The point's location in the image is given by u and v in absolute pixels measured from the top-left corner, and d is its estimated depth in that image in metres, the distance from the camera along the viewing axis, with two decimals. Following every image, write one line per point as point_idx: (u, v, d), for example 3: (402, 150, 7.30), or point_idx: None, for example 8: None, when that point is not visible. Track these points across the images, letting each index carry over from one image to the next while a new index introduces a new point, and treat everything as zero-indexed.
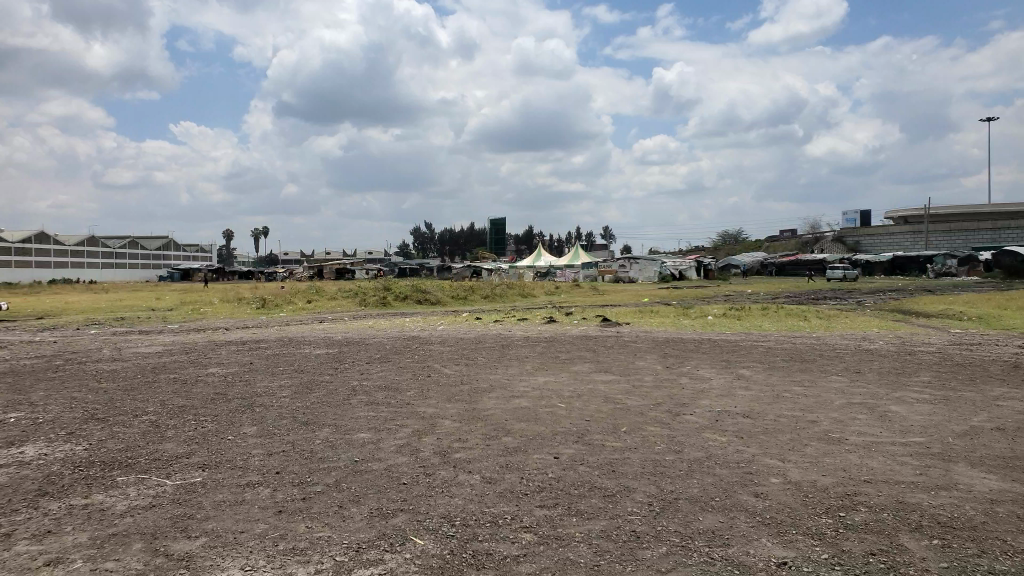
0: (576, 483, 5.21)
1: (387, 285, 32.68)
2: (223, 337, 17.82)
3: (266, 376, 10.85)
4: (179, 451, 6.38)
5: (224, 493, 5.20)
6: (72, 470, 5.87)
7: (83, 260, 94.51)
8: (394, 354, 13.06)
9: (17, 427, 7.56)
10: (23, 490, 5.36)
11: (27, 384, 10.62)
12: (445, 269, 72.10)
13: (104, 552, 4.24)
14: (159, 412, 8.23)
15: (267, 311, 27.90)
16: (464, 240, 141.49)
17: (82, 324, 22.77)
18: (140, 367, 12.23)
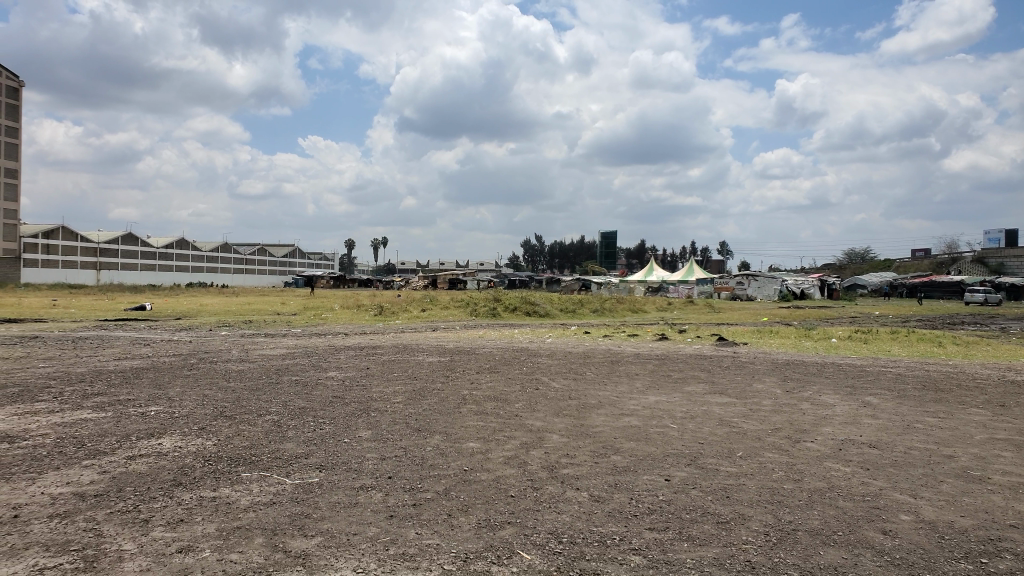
0: (687, 507, 5.06)
1: (497, 296, 33.16)
2: (340, 342, 18.56)
3: (380, 381, 11.19)
4: (299, 451, 6.66)
5: (339, 495, 5.38)
6: (203, 463, 6.25)
7: (218, 265, 101.38)
8: (504, 365, 13.20)
9: (156, 420, 8.13)
10: (160, 479, 5.76)
11: (165, 379, 11.43)
12: (555, 282, 72.40)
13: (229, 543, 4.48)
14: (281, 412, 8.64)
15: (383, 317, 28.95)
16: (575, 253, 141.52)
17: (215, 326, 24.45)
18: (265, 368, 12.95)
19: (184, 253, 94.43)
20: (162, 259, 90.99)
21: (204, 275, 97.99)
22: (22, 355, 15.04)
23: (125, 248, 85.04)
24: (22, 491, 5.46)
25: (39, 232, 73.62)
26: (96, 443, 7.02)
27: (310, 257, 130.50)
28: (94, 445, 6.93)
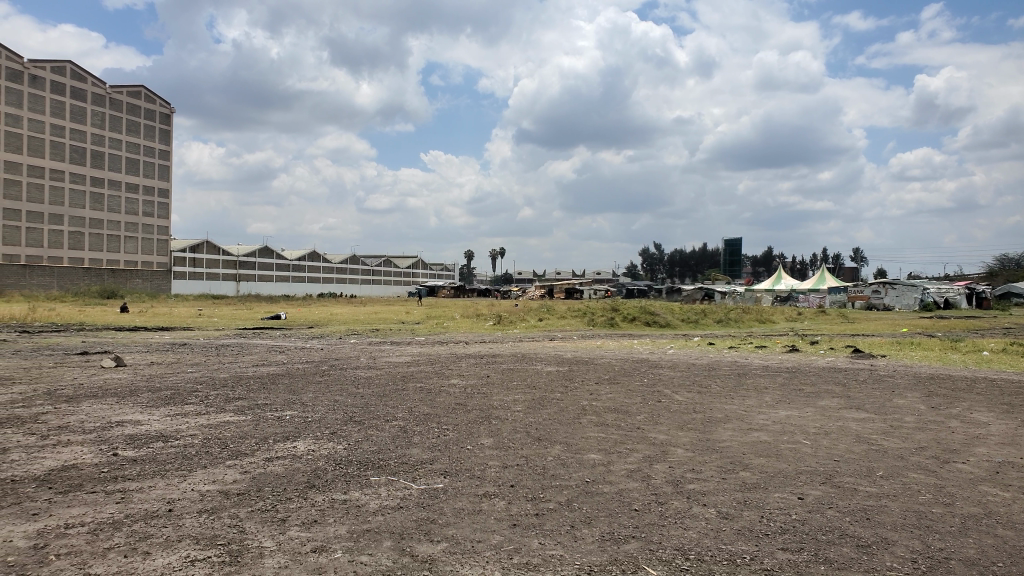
0: (823, 527, 4.79)
1: (616, 306, 32.78)
2: (461, 350, 18.94)
3: (502, 389, 11.30)
4: (424, 457, 6.83)
5: (463, 501, 5.46)
6: (335, 466, 6.51)
7: (346, 275, 106.12)
8: (624, 376, 13.05)
9: (291, 424, 8.56)
10: (295, 481, 6.04)
11: (299, 385, 12.04)
12: (675, 292, 70.98)
13: (359, 545, 4.62)
14: (407, 417, 8.90)
15: (501, 326, 29.30)
16: (697, 262, 138.14)
17: (345, 334, 25.56)
18: (391, 375, 13.37)
19: (315, 265, 99.48)
20: (296, 271, 96.10)
21: (333, 285, 102.83)
22: (174, 360, 16.29)
23: (263, 260, 90.48)
24: (174, 487, 5.87)
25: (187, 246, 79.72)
26: (238, 444, 7.48)
27: (432, 267, 134.21)
28: (237, 446, 7.38)
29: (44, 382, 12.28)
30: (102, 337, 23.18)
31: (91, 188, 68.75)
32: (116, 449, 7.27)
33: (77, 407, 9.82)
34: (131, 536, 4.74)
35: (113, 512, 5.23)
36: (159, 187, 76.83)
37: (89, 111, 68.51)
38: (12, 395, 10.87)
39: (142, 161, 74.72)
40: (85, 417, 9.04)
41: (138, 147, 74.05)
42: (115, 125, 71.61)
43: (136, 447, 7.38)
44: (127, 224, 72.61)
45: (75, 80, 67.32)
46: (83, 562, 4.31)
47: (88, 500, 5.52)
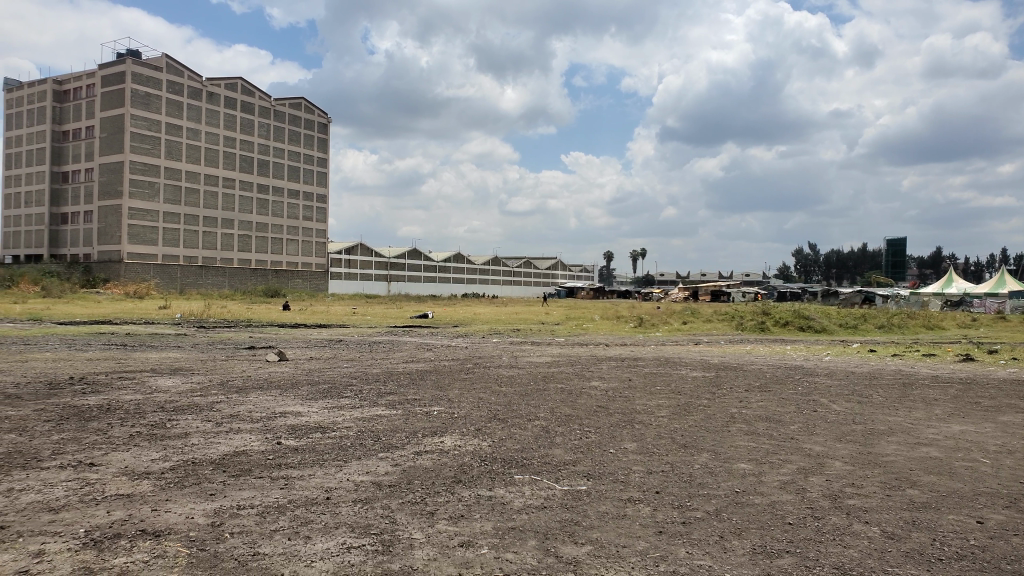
0: (1008, 557, 4.34)
1: (767, 309, 31.39)
2: (602, 352, 18.82)
3: (644, 394, 11.09)
4: (567, 458, 6.83)
5: (608, 506, 5.40)
6: (480, 463, 6.64)
7: (489, 276, 108.48)
8: (776, 383, 12.43)
9: (438, 420, 8.83)
10: (442, 475, 6.22)
11: (445, 382, 12.40)
12: (830, 295, 67.04)
13: (504, 543, 4.68)
14: (549, 418, 8.95)
15: (644, 329, 28.90)
16: (855, 263, 129.88)
17: (488, 333, 26.07)
18: (534, 375, 13.49)
19: (460, 266, 102.47)
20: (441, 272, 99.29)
21: (476, 286, 105.48)
22: (331, 356, 17.28)
23: (411, 261, 94.17)
24: (332, 476, 6.21)
25: (342, 248, 84.58)
26: (389, 437, 7.80)
27: (572, 268, 134.50)
28: (388, 439, 7.70)
29: (218, 373, 13.38)
30: (267, 333, 24.98)
31: (258, 195, 74.22)
32: (279, 437, 7.80)
33: (246, 397, 10.63)
34: (294, 521, 5.05)
35: (278, 497, 5.60)
36: (317, 193, 81.78)
37: (256, 123, 73.92)
38: (190, 384, 11.91)
39: (302, 169, 79.84)
40: (254, 407, 9.76)
41: (299, 155, 79.23)
42: (278, 135, 76.85)
43: (297, 437, 7.86)
44: (289, 227, 77.91)
45: (245, 95, 72.87)
46: (252, 542, 4.64)
47: (256, 485, 5.93)
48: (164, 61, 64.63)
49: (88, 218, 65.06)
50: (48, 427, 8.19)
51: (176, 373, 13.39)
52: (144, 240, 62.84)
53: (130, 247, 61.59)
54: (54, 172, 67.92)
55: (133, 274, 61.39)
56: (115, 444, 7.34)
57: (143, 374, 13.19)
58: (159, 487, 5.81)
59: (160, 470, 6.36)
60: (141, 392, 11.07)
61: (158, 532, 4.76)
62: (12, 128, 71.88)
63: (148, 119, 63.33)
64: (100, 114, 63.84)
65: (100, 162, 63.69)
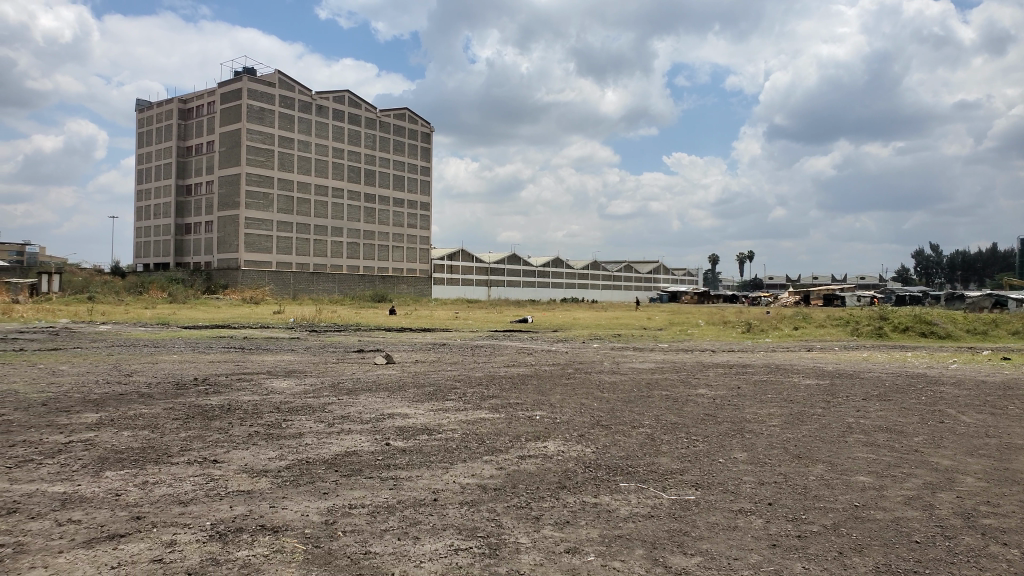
0: None
1: (885, 314, 29.74)
2: (707, 358, 18.38)
3: (753, 402, 10.70)
4: (673, 467, 6.68)
5: (718, 516, 5.24)
6: (584, 469, 6.60)
7: (589, 281, 107.96)
8: (897, 393, 11.74)
9: (541, 424, 8.84)
10: (547, 480, 6.22)
11: (548, 387, 12.41)
12: (955, 298, 62.86)
13: (611, 550, 4.63)
14: (654, 426, 8.79)
15: (752, 335, 28.01)
16: (983, 265, 121.31)
17: (590, 338, 25.94)
18: (637, 381, 13.28)
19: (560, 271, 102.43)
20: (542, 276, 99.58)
21: (577, 291, 105.19)
22: (435, 359, 17.63)
23: (511, 266, 94.87)
24: (439, 478, 6.32)
25: (444, 254, 86.29)
26: (493, 441, 7.86)
27: (675, 272, 132.06)
28: (492, 442, 7.77)
29: (329, 376, 13.91)
30: (374, 336, 25.80)
31: (365, 203, 76.72)
32: (388, 439, 8.01)
33: (356, 399, 11.00)
34: (403, 521, 5.16)
35: (388, 497, 5.74)
36: (420, 200, 83.76)
37: (362, 134, 76.48)
38: (304, 386, 12.46)
39: (406, 177, 81.98)
40: (362, 409, 10.07)
41: (403, 164, 81.38)
42: (384, 145, 79.16)
43: (404, 438, 8.03)
44: (393, 234, 80.13)
45: (352, 107, 75.52)
46: (363, 541, 4.76)
47: (366, 484, 6.12)
48: (277, 77, 67.88)
49: (209, 227, 69.13)
50: (176, 425, 8.72)
51: (290, 375, 14.01)
52: (260, 248, 66.17)
53: (247, 254, 65.03)
54: (179, 185, 72.53)
55: (249, 281, 64.79)
56: (237, 442, 7.74)
57: (262, 376, 13.89)
58: (277, 484, 6.07)
59: (278, 467, 6.66)
60: (259, 392, 11.64)
61: (276, 527, 4.98)
62: (143, 145, 77.36)
63: (263, 133, 66.70)
64: (220, 129, 67.74)
65: (220, 175, 67.58)
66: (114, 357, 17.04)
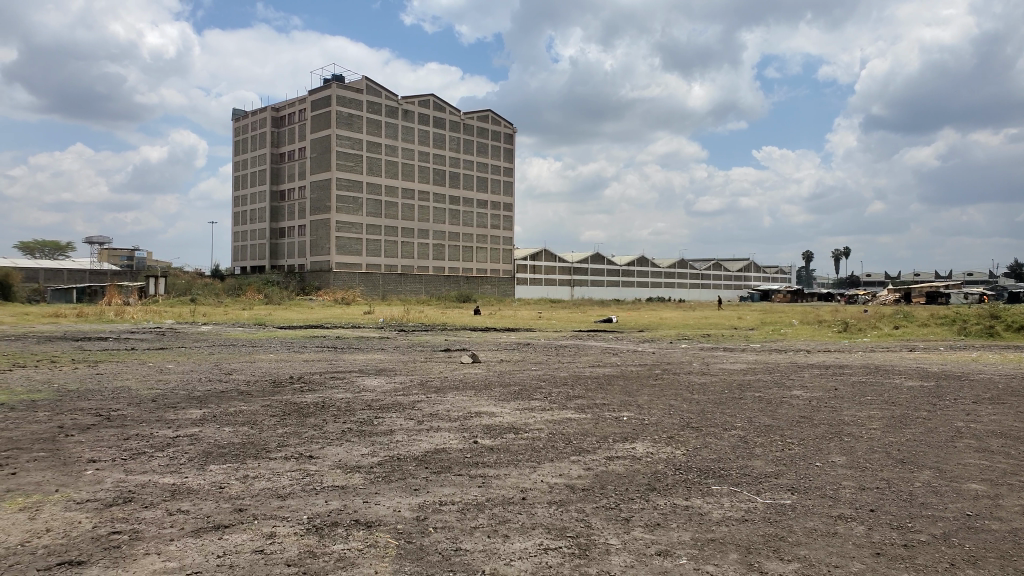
0: None
1: (995, 311, 27.98)
2: (802, 359, 17.77)
3: (852, 405, 10.26)
4: (768, 470, 6.49)
5: (816, 522, 5.05)
6: (674, 471, 6.48)
7: (675, 280, 106.17)
8: (1011, 396, 11.01)
9: (629, 426, 8.73)
10: (636, 482, 6.15)
11: (635, 388, 12.24)
12: None
13: (704, 554, 4.53)
14: (746, 428, 8.54)
15: (849, 335, 26.90)
16: None
17: (678, 338, 25.47)
18: (728, 383, 12.95)
19: (645, 269, 101.10)
20: (626, 276, 98.54)
21: (662, 290, 103.60)
22: (521, 358, 17.71)
23: (596, 266, 94.27)
24: (527, 476, 6.34)
25: (528, 254, 86.60)
26: (580, 441, 7.82)
27: (766, 270, 128.18)
28: (579, 442, 7.73)
29: (417, 374, 14.17)
30: (460, 336, 26.15)
31: (450, 205, 77.80)
32: (476, 437, 8.09)
33: (444, 397, 11.15)
34: (493, 519, 5.19)
35: (476, 494, 5.79)
36: (504, 201, 84.31)
37: (447, 137, 77.51)
38: (394, 384, 12.75)
39: (490, 178, 82.56)
40: (451, 407, 10.20)
41: (487, 165, 82.06)
42: (467, 147, 80.00)
43: (492, 437, 8.09)
44: (477, 235, 80.96)
45: (437, 110, 76.65)
46: (454, 538, 4.82)
47: (456, 481, 6.19)
48: (364, 83, 69.61)
49: (301, 231, 71.68)
50: (274, 421, 9.07)
51: (381, 373, 14.35)
52: (350, 250, 68.13)
53: (338, 257, 67.09)
54: (273, 191, 75.45)
55: (340, 283, 66.85)
56: (331, 438, 7.98)
57: (353, 374, 14.28)
58: (370, 480, 6.22)
59: (371, 463, 6.82)
60: (351, 390, 11.96)
61: (369, 522, 5.10)
62: (240, 152, 80.83)
63: (352, 138, 68.60)
64: (311, 136, 70.06)
65: (311, 180, 69.93)
66: (215, 355, 17.84)
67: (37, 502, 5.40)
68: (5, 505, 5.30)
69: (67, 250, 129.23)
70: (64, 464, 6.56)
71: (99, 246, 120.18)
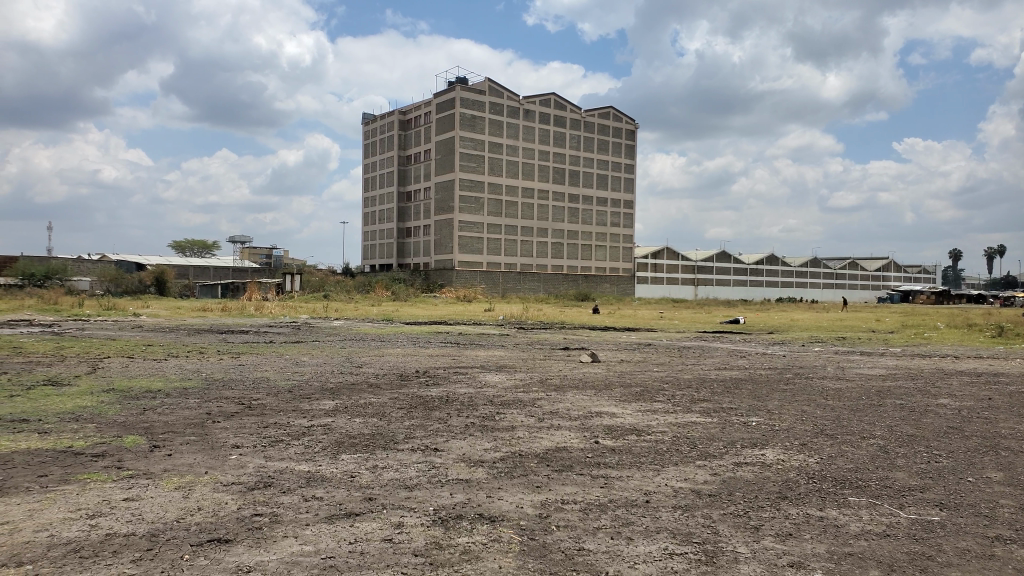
0: None
1: None
2: (950, 366, 16.47)
3: (1010, 417, 9.39)
4: (912, 483, 6.06)
5: (969, 542, 4.66)
6: (808, 481, 6.17)
7: (806, 280, 101.46)
8: None
9: (759, 431, 8.40)
10: (767, 490, 5.89)
11: (764, 392, 11.76)
12: None
13: (841, 569, 4.28)
14: (888, 437, 8.01)
15: (1005, 340, 24.75)
16: None
17: (810, 341, 24.29)
18: (865, 389, 12.22)
19: (774, 269, 97.24)
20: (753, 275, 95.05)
21: (792, 290, 99.31)
22: (642, 359, 17.45)
23: (721, 265, 91.48)
24: (651, 479, 6.22)
25: (650, 253, 85.42)
26: (707, 445, 7.60)
27: (908, 269, 120.05)
28: (705, 447, 7.51)
29: (538, 371, 14.25)
30: (581, 334, 26.08)
31: (570, 204, 77.74)
32: (597, 437, 8.03)
33: (565, 395, 11.16)
34: (615, 520, 5.13)
35: (599, 495, 5.74)
36: (625, 199, 83.31)
37: (568, 135, 77.37)
38: (515, 380, 12.88)
39: (610, 176, 81.65)
40: (571, 406, 10.18)
41: (607, 163, 81.20)
42: (588, 145, 79.52)
43: (613, 437, 8.03)
44: (598, 234, 80.55)
45: (558, 109, 76.67)
46: (578, 537, 4.80)
47: (578, 481, 6.17)
48: (487, 85, 70.72)
49: (426, 231, 73.94)
50: (402, 413, 9.39)
51: (502, 370, 14.55)
52: (472, 249, 69.69)
53: (461, 255, 68.80)
54: (400, 192, 78.05)
55: (462, 281, 68.59)
56: (455, 432, 8.18)
57: (476, 369, 14.54)
58: (492, 475, 6.30)
59: (493, 458, 6.92)
60: (473, 385, 12.18)
61: (492, 517, 5.15)
62: (369, 155, 84.19)
63: (474, 140, 70.03)
64: (436, 138, 72.00)
65: (436, 181, 71.98)
66: (346, 349, 18.68)
67: (189, 482, 5.82)
68: (162, 483, 5.75)
69: (215, 248, 139.22)
70: (212, 448, 7.05)
71: (241, 244, 128.56)
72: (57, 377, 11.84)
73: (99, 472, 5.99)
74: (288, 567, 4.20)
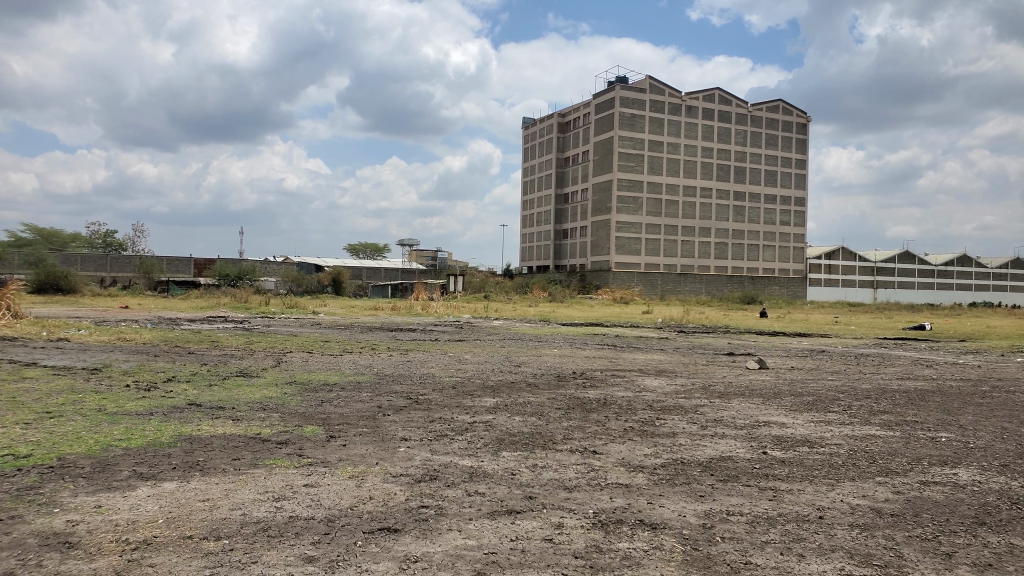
0: None
1: None
2: None
3: None
4: None
5: None
6: (1010, 506, 5.53)
7: (1006, 283, 91.47)
8: None
9: (949, 448, 7.65)
10: (960, 513, 5.34)
11: (955, 405, 10.69)
12: None
13: None
14: None
15: None
16: None
17: (1011, 351, 21.82)
18: None
19: (966, 271, 88.56)
20: (941, 277, 87.08)
21: (988, 294, 89.95)
22: (813, 366, 16.44)
23: (904, 266, 84.47)
24: (824, 494, 5.83)
25: (823, 253, 80.63)
26: (888, 461, 7.02)
27: None
28: (886, 463, 6.94)
29: (699, 377, 13.84)
30: (747, 339, 24.99)
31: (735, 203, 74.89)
32: (765, 447, 7.63)
33: (729, 402, 10.73)
34: (785, 535, 4.85)
35: (768, 508, 5.46)
36: (796, 197, 78.92)
37: (733, 131, 74.44)
38: (675, 385, 12.54)
39: (780, 172, 77.64)
40: (736, 414, 9.76)
41: (776, 158, 77.06)
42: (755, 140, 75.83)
43: (783, 448, 7.61)
44: (765, 233, 77.10)
45: (723, 104, 73.96)
46: (745, 550, 4.58)
47: (744, 492, 5.89)
48: (647, 83, 69.71)
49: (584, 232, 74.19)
50: (560, 414, 9.41)
51: (662, 374, 14.23)
52: (630, 250, 69.24)
53: (618, 256, 68.55)
54: (559, 194, 78.72)
55: (620, 282, 68.27)
56: (614, 435, 8.08)
57: (634, 373, 14.31)
58: (654, 481, 6.17)
59: (653, 465, 6.76)
60: (631, 389, 11.97)
61: (654, 524, 5.04)
62: (529, 158, 85.62)
63: (633, 139, 69.41)
64: (595, 139, 71.98)
65: (594, 182, 72.08)
66: (506, 348, 19.10)
67: (362, 472, 6.15)
68: (338, 472, 6.11)
69: (387, 253, 147.43)
70: (382, 441, 7.41)
71: (410, 248, 135.04)
72: (248, 369, 12.99)
73: (283, 459, 6.46)
74: (452, 560, 4.31)
